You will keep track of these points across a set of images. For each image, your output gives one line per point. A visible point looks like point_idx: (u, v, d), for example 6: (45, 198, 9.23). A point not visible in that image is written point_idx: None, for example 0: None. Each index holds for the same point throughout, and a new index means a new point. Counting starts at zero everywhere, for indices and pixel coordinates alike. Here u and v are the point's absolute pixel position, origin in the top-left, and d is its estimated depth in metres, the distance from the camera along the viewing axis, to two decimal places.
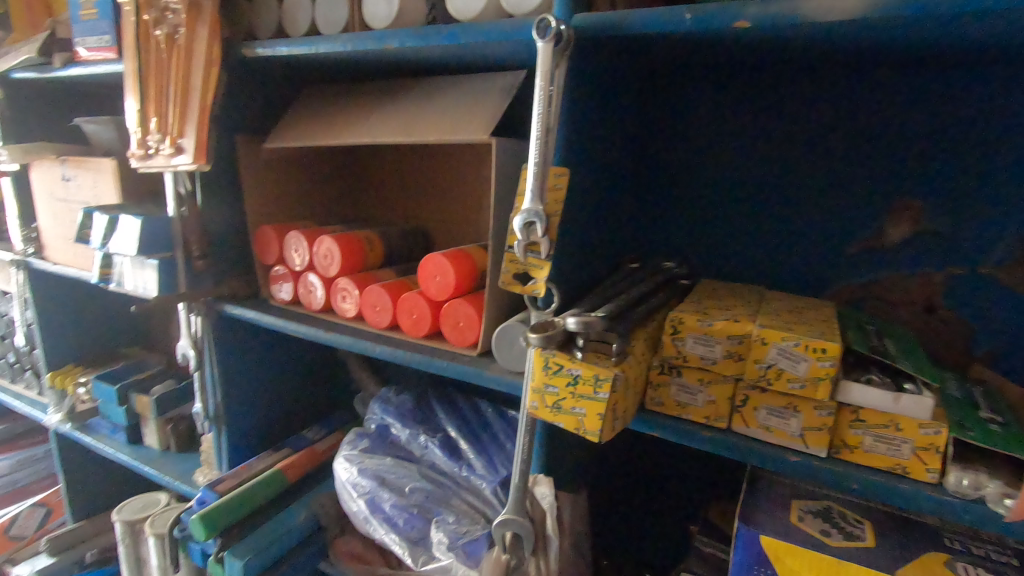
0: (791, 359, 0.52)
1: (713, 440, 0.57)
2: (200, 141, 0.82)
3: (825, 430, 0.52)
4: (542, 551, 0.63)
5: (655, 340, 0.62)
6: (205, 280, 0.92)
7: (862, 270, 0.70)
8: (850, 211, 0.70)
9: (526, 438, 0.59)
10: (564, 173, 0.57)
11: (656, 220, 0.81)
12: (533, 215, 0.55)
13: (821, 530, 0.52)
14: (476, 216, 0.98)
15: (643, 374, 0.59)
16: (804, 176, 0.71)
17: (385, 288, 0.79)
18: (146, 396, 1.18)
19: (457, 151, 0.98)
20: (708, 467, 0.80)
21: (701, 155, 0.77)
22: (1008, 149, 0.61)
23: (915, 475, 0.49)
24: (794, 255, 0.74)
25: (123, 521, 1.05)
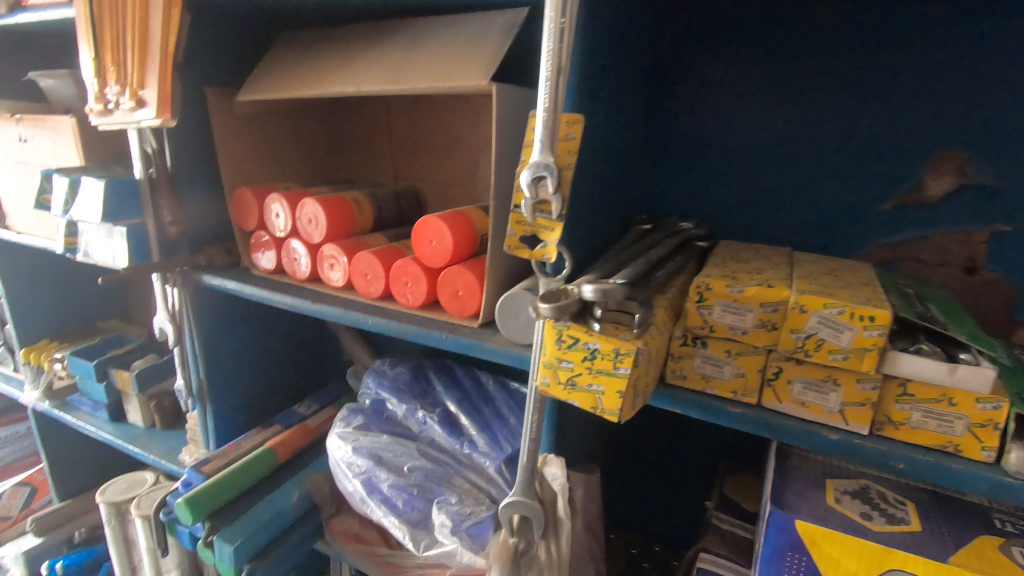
0: (833, 328, 0.47)
1: (741, 416, 0.52)
2: (164, 94, 0.73)
3: (867, 406, 0.48)
4: (553, 534, 0.59)
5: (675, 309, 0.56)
6: (181, 249, 0.85)
7: (897, 229, 0.65)
8: (888, 163, 0.64)
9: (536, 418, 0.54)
10: (578, 120, 0.50)
11: (671, 176, 0.75)
12: (543, 169, 0.48)
13: (861, 514, 0.48)
14: (472, 176, 0.91)
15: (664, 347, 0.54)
16: (837, 126, 0.65)
17: (376, 255, 0.72)
18: (125, 371, 1.12)
19: (449, 103, 0.90)
20: (724, 438, 0.76)
21: (723, 104, 0.70)
22: None
23: (968, 454, 0.45)
24: (823, 214, 0.68)
25: (107, 503, 1.00)
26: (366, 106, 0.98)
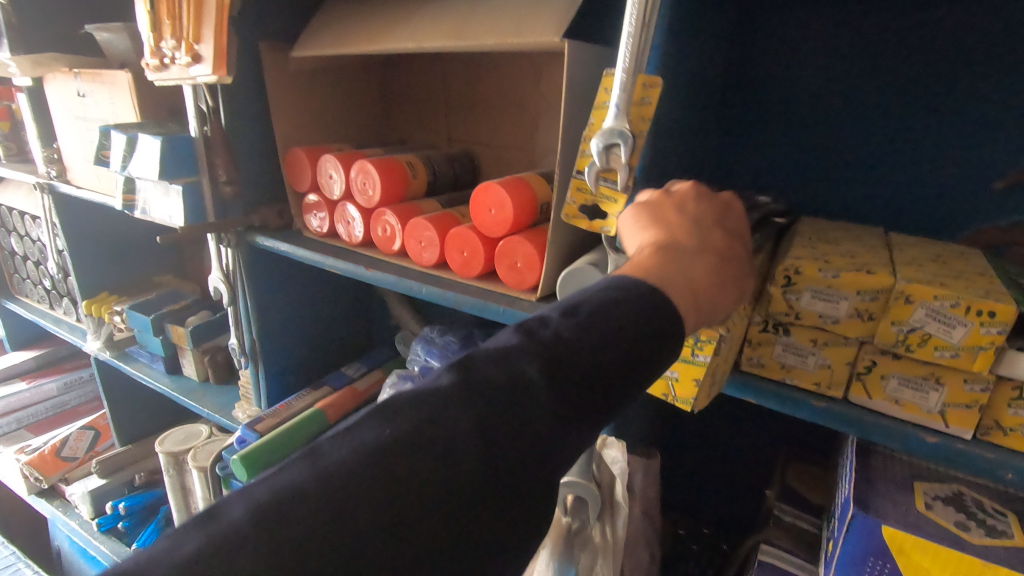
0: (944, 322, 0.42)
1: (826, 411, 0.48)
2: (220, 49, 0.71)
3: (974, 408, 0.43)
4: (609, 517, 0.59)
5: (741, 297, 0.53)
6: (235, 209, 0.85)
7: (1008, 210, 0.58)
8: (1003, 137, 0.57)
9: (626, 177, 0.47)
10: (656, 83, 0.45)
11: (749, 145, 0.70)
12: (616, 136, 0.45)
13: (956, 523, 0.44)
14: (530, 139, 0.87)
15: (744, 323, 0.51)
16: (945, 93, 0.58)
17: (431, 221, 0.70)
18: (181, 326, 1.15)
19: (507, 62, 0.85)
20: (789, 425, 0.72)
21: (812, 67, 0.64)
22: None
23: None
24: (920, 192, 0.62)
25: (166, 453, 1.04)
26: (420, 64, 0.94)
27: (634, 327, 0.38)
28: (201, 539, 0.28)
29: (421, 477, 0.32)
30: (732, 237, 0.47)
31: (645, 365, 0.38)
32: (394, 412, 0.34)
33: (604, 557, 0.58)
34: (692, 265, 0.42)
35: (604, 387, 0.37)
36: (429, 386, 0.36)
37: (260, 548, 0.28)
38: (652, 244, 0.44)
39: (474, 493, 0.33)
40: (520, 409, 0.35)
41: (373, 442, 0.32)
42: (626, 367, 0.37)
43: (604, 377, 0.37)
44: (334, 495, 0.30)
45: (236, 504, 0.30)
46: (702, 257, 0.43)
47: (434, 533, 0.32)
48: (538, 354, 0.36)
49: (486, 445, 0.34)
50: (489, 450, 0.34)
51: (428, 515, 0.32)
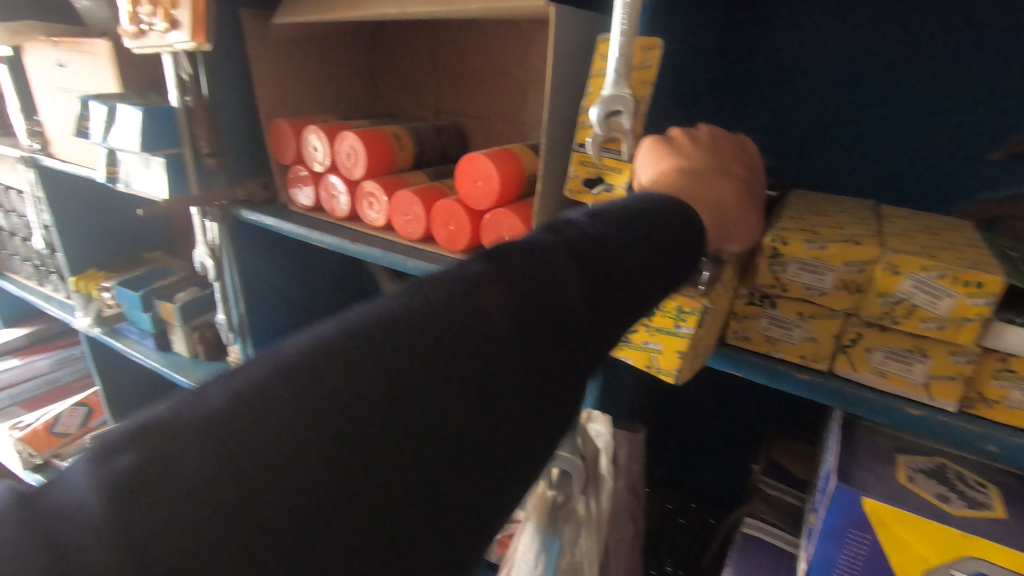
0: (930, 293, 0.41)
1: (812, 383, 0.48)
2: (198, 14, 0.69)
3: (958, 381, 0.43)
4: (593, 490, 0.59)
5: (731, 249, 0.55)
6: (219, 181, 0.83)
7: (1002, 183, 0.57)
8: (1000, 107, 0.55)
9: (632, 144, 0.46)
10: (655, 45, 0.44)
11: (742, 117, 0.68)
12: (617, 103, 0.43)
13: (938, 495, 0.44)
14: (520, 111, 0.85)
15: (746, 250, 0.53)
16: (942, 61, 0.57)
17: (417, 194, 0.68)
18: (169, 303, 1.14)
19: (497, 30, 0.83)
20: (777, 399, 0.72)
21: (806, 35, 0.62)
22: None
23: None
24: (916, 164, 0.61)
25: None
26: (408, 34, 0.92)
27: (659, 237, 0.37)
28: (222, 391, 0.24)
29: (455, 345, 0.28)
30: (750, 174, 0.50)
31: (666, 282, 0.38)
32: (422, 285, 0.30)
33: (587, 530, 0.58)
34: (718, 199, 0.45)
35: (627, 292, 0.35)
36: (453, 269, 0.32)
37: (288, 403, 0.24)
38: (682, 167, 0.45)
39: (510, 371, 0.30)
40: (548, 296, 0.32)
41: (404, 311, 0.28)
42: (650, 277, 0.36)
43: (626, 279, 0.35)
44: (366, 355, 0.26)
45: (260, 363, 0.26)
46: (729, 185, 0.46)
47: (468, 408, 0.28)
48: (555, 246, 0.33)
49: (518, 325, 0.30)
50: (521, 330, 0.30)
51: (462, 390, 0.28)
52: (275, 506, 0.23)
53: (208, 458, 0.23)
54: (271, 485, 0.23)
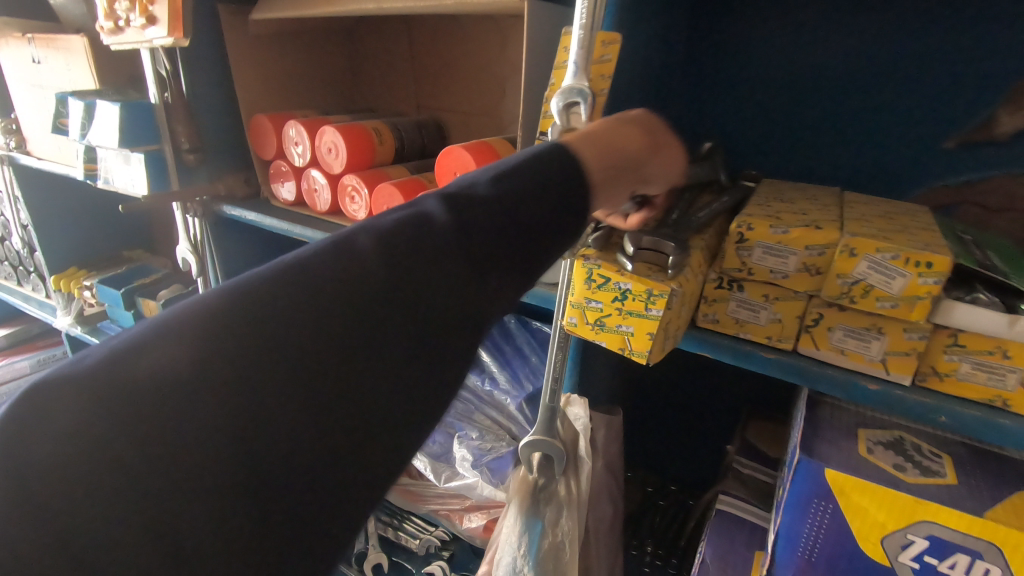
0: (885, 273, 0.43)
1: (777, 361, 0.50)
2: (175, 9, 0.69)
3: (912, 356, 0.45)
4: (573, 471, 0.61)
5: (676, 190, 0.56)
6: (199, 177, 0.83)
7: (957, 170, 0.60)
8: (953, 98, 0.58)
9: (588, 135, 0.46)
10: (614, 40, 0.46)
11: (713, 109, 0.71)
12: (576, 94, 0.44)
13: (894, 465, 0.46)
14: (498, 105, 0.86)
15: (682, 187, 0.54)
16: (900, 53, 0.59)
17: (397, 187, 0.69)
18: (152, 300, 1.13)
19: (474, 25, 0.84)
20: (750, 381, 0.75)
21: (772, 30, 0.65)
22: None
23: (1016, 409, 0.43)
24: (877, 152, 0.63)
25: None
26: (387, 29, 0.93)
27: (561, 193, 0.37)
28: (100, 355, 0.26)
29: (338, 313, 0.30)
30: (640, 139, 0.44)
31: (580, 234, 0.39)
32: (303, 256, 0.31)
33: (568, 511, 0.60)
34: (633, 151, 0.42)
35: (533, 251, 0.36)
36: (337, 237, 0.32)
37: (155, 366, 0.26)
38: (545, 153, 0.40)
39: (402, 336, 0.31)
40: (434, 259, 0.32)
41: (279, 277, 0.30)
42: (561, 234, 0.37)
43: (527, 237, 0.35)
44: (236, 330, 0.28)
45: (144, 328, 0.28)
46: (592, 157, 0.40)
47: (361, 369, 0.29)
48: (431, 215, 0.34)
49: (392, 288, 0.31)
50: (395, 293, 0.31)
51: (340, 360, 0.29)
52: (155, 474, 0.25)
53: (81, 429, 0.24)
54: (148, 454, 0.25)
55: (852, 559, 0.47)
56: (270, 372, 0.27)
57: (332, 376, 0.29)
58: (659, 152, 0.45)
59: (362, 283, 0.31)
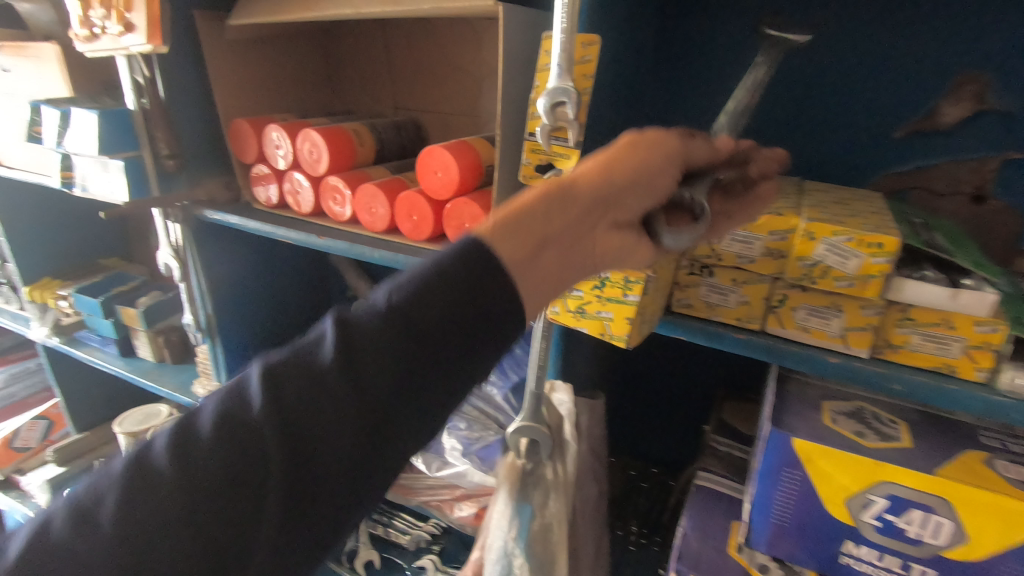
0: (841, 255, 0.47)
1: (746, 342, 0.53)
2: (153, 17, 0.70)
3: (868, 330, 0.49)
4: (559, 455, 0.64)
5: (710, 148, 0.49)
6: (179, 182, 0.84)
7: (908, 157, 0.64)
8: (903, 90, 0.62)
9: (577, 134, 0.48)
10: (593, 42, 0.48)
11: (682, 105, 0.74)
12: (561, 94, 0.46)
13: (856, 432, 0.50)
14: (475, 105, 0.88)
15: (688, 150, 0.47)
16: (853, 49, 0.63)
17: (380, 187, 0.71)
18: (131, 307, 1.13)
19: (450, 27, 0.86)
20: (725, 365, 0.78)
21: (737, 28, 0.68)
22: None
23: (962, 374, 0.47)
24: (835, 142, 0.67)
25: (126, 433, 1.02)
26: (363, 32, 0.94)
27: (452, 314, 0.41)
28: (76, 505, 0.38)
29: (229, 454, 0.39)
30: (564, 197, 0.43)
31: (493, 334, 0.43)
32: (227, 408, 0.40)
33: (555, 493, 0.63)
34: (534, 203, 0.43)
35: (438, 367, 0.42)
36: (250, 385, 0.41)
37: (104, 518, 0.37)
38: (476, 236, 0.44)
39: (287, 467, 0.39)
40: (315, 401, 0.40)
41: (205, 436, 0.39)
42: (467, 342, 0.42)
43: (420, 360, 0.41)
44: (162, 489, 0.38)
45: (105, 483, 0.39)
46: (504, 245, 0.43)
47: (244, 505, 0.38)
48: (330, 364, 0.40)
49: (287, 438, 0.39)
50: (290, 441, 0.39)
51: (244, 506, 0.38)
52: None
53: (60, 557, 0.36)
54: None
55: (821, 521, 0.50)
56: (171, 517, 0.37)
57: (220, 506, 0.38)
58: (572, 183, 0.44)
59: (252, 424, 0.39)
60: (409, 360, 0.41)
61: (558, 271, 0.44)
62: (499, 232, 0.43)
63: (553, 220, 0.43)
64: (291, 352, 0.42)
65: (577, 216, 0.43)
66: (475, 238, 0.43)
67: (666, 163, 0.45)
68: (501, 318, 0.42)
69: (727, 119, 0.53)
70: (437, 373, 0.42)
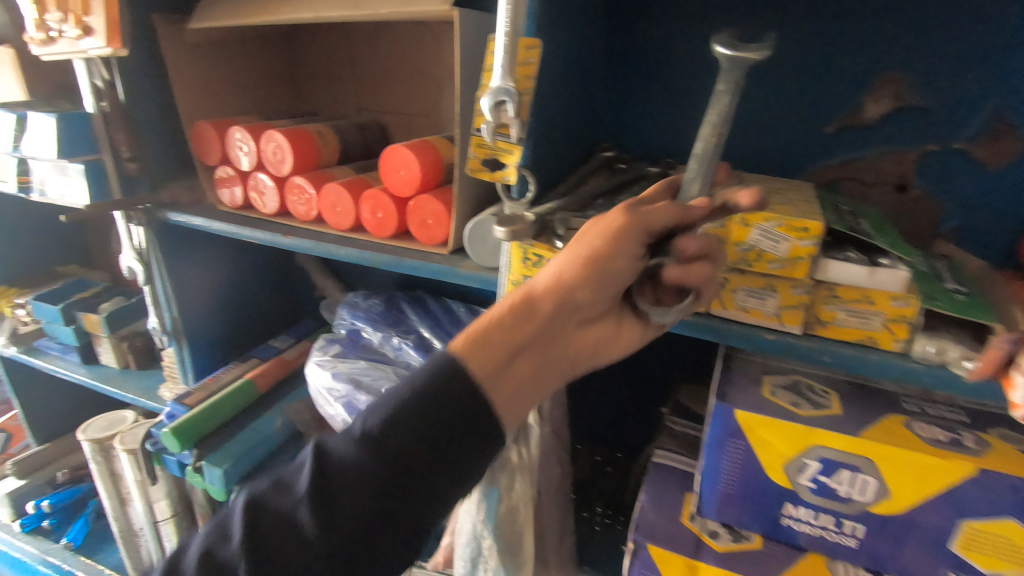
0: (772, 239, 0.51)
1: (692, 324, 0.57)
2: (112, 21, 0.71)
3: (800, 308, 0.53)
4: (523, 439, 0.65)
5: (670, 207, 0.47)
6: (141, 185, 0.84)
7: (838, 151, 0.69)
8: (830, 90, 0.67)
9: (519, 131, 0.51)
10: (536, 45, 0.52)
11: (632, 104, 0.78)
12: (503, 94, 0.49)
13: (792, 402, 0.54)
14: (436, 105, 0.91)
15: (645, 223, 0.48)
16: (785, 51, 0.68)
17: (344, 185, 0.73)
18: (93, 314, 1.11)
19: (409, 31, 0.89)
20: (680, 350, 0.82)
21: (680, 32, 0.72)
22: (983, 19, 0.59)
23: (883, 345, 0.51)
24: (773, 138, 0.72)
25: (90, 440, 1.01)
26: (324, 36, 0.96)
27: (416, 447, 0.50)
28: None
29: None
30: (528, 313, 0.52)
31: (475, 438, 0.51)
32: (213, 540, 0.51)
33: (521, 476, 0.65)
34: (501, 317, 0.52)
35: (433, 470, 0.50)
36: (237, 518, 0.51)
37: None
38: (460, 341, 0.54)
39: None
40: (292, 535, 0.49)
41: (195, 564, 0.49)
42: (454, 444, 0.51)
43: (410, 468, 0.50)
44: None
45: None
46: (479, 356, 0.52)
47: None
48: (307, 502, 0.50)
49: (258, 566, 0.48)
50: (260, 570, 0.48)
51: None
52: None
53: None
54: None
55: (763, 486, 0.54)
56: None
57: None
58: (535, 301, 0.51)
59: (227, 557, 0.49)
60: (373, 490, 0.49)
61: (530, 376, 0.54)
62: (471, 347, 0.52)
63: (519, 332, 0.52)
64: (273, 482, 0.53)
65: (543, 324, 0.52)
66: (449, 358, 0.52)
67: (621, 255, 0.49)
68: (453, 457, 0.51)
69: (698, 162, 0.47)
70: (396, 511, 0.50)
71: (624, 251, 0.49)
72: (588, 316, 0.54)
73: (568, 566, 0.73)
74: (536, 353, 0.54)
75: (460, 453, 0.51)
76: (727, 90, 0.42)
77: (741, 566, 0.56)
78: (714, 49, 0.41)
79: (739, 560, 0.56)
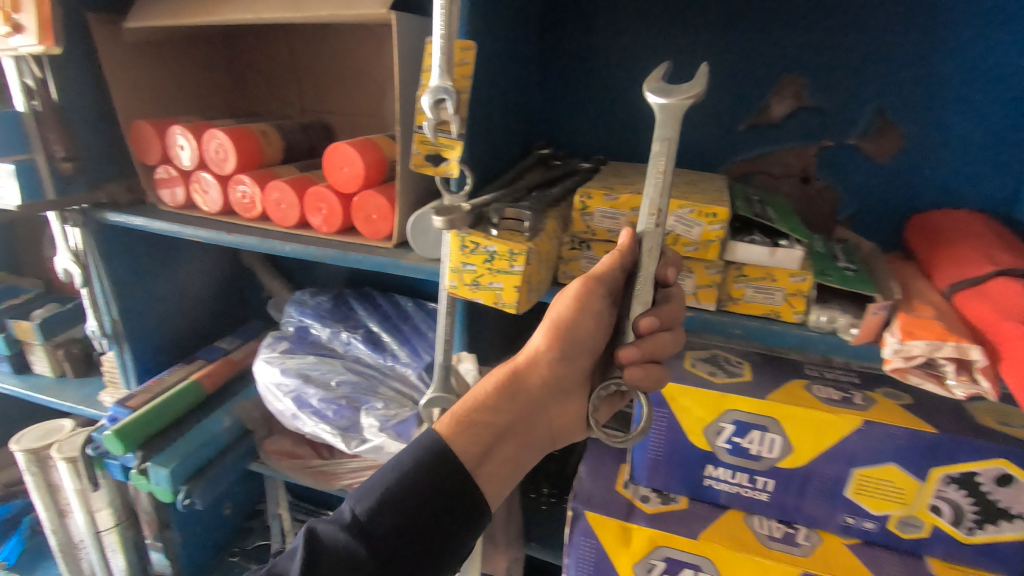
0: (686, 225, 0.56)
1: None
2: (44, 18, 0.70)
3: (714, 287, 0.59)
4: None
5: (612, 254, 0.51)
6: (78, 186, 0.82)
7: (750, 146, 0.76)
8: (741, 91, 0.74)
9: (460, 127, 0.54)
10: (470, 47, 0.55)
11: (566, 103, 0.83)
12: (442, 92, 0.53)
13: (709, 372, 0.60)
14: (380, 106, 0.93)
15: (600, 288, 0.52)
16: (700, 56, 0.74)
17: (288, 183, 0.75)
18: (25, 320, 1.08)
19: (351, 33, 0.91)
20: None
21: (607, 38, 0.78)
22: (865, 30, 0.67)
23: (784, 317, 0.57)
24: (694, 135, 0.78)
25: (24, 450, 0.97)
26: (265, 37, 0.96)
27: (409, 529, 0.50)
28: None
29: None
30: (515, 392, 0.58)
31: (467, 509, 0.52)
32: None
33: None
34: (493, 394, 0.57)
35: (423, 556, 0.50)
36: None
37: None
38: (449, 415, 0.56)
39: None
40: None
41: None
42: (443, 523, 0.51)
43: (399, 555, 0.49)
44: None
45: None
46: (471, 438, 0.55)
47: None
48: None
49: None
50: None
51: None
52: None
53: None
54: None
55: (685, 449, 0.60)
56: None
57: None
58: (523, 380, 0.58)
59: None
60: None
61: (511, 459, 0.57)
62: (456, 430, 0.55)
63: (502, 413, 0.57)
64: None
65: (527, 399, 0.58)
66: (434, 439, 0.54)
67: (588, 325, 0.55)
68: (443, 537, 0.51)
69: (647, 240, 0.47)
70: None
71: (590, 318, 0.54)
72: (564, 401, 0.60)
73: (515, 542, 0.77)
74: (519, 433, 0.58)
75: (450, 528, 0.51)
76: (665, 140, 0.43)
77: (665, 525, 0.59)
78: (648, 98, 0.44)
79: (665, 520, 0.60)
